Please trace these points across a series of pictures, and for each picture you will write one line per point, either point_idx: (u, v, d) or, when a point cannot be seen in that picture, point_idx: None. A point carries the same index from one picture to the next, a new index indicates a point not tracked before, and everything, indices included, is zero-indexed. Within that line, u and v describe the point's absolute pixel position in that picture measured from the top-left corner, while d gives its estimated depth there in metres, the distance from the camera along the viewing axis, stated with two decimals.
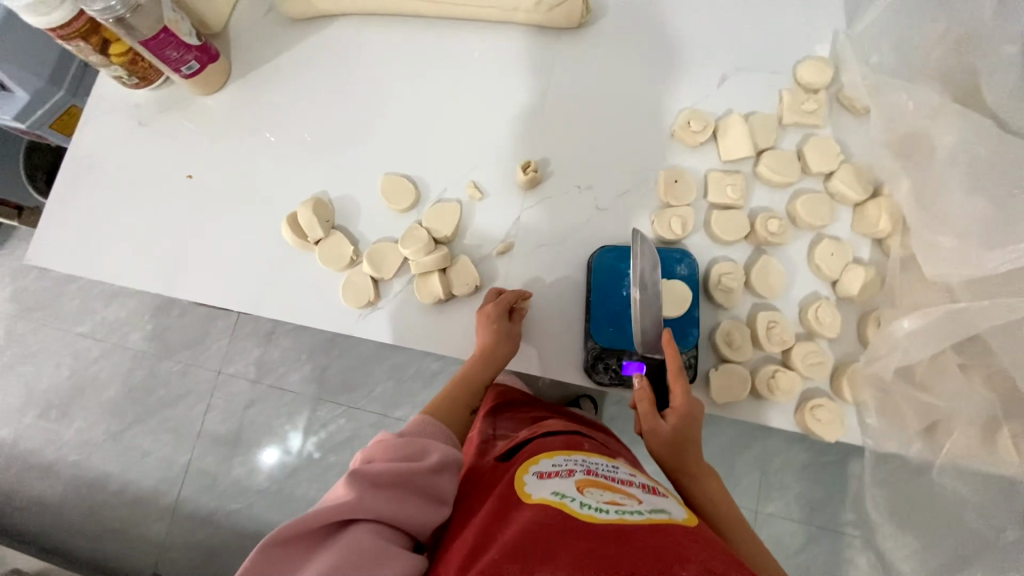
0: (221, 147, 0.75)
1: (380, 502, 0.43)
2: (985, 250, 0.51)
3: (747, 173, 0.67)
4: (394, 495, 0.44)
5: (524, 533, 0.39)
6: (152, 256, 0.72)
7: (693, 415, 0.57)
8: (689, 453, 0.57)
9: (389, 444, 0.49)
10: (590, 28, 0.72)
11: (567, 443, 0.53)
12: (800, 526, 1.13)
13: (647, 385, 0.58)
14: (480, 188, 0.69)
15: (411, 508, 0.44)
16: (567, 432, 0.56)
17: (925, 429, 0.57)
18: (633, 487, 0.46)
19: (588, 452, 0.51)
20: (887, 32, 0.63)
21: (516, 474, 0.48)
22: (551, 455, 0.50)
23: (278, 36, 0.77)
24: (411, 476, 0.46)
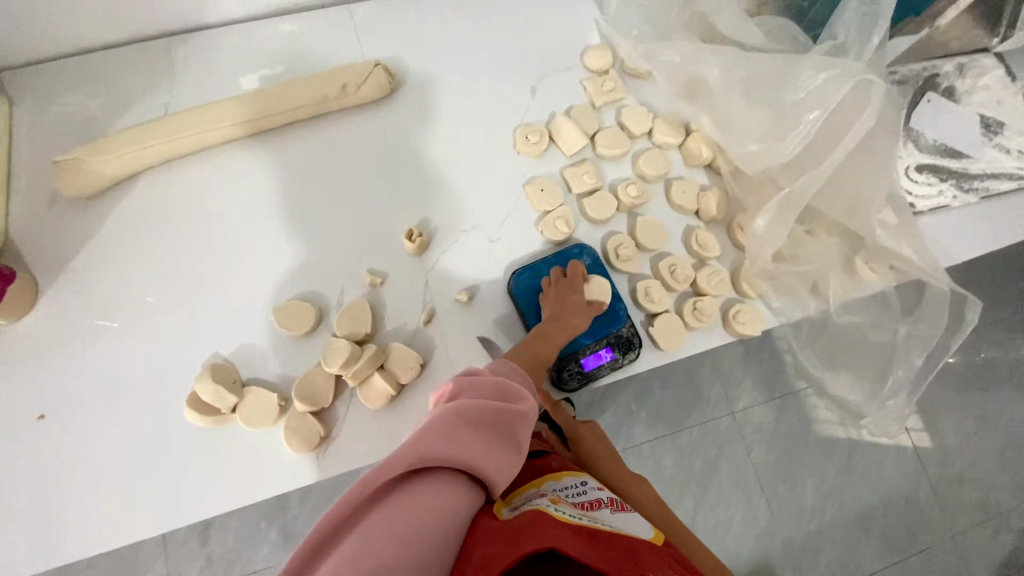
0: (63, 367, 0.63)
1: (468, 436, 0.41)
2: (781, 142, 0.66)
3: (591, 158, 0.75)
4: (472, 439, 0.41)
5: (515, 521, 0.40)
6: (27, 530, 0.58)
7: (590, 435, 0.66)
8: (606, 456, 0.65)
9: (479, 382, 0.48)
10: (403, 90, 0.76)
11: (539, 465, 0.55)
12: (768, 404, 1.29)
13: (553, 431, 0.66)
14: (377, 274, 0.68)
15: (497, 454, 0.42)
16: (535, 452, 0.58)
17: (811, 289, 0.70)
18: (601, 506, 0.48)
19: (558, 472, 0.53)
20: (633, 10, 0.76)
21: (496, 490, 0.49)
22: (525, 483, 0.51)
23: (79, 220, 0.68)
24: (505, 414, 0.45)
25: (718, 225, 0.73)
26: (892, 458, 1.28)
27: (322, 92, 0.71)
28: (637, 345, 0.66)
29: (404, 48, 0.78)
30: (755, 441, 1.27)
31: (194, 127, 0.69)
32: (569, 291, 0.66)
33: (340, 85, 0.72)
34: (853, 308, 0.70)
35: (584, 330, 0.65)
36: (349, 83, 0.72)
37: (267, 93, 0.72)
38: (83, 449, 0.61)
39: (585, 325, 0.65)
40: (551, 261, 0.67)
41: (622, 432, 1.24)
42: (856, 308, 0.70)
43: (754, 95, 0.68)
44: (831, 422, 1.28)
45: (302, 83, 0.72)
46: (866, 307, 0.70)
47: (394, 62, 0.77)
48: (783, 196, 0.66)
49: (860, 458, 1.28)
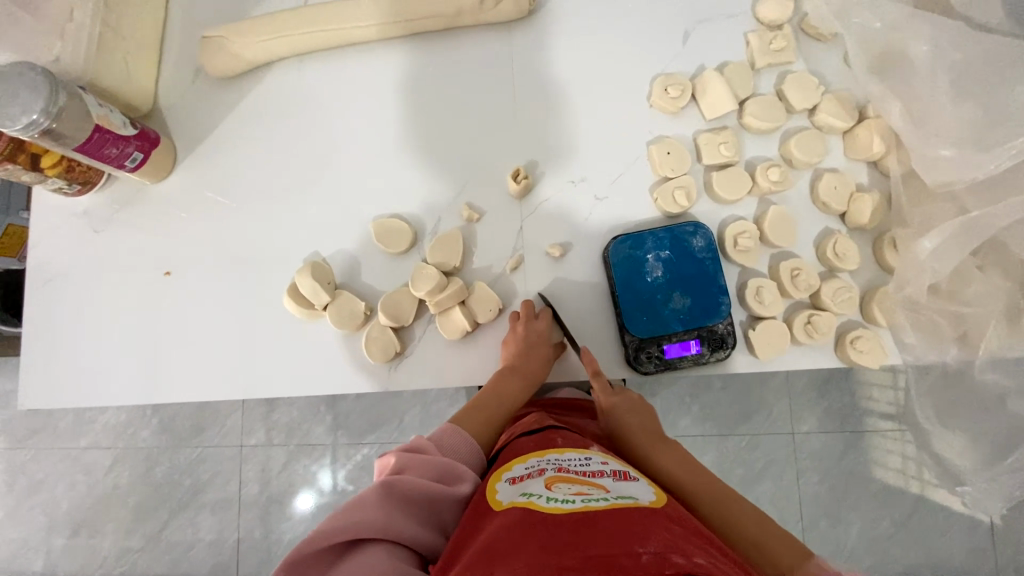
0: (188, 233, 0.70)
1: (392, 520, 0.42)
2: (983, 153, 0.53)
3: (734, 126, 0.66)
4: (408, 518, 0.43)
5: (496, 538, 0.38)
6: (148, 365, 0.67)
7: (623, 408, 0.60)
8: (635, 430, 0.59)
9: (424, 462, 0.48)
10: (541, 14, 0.69)
11: (540, 441, 0.53)
12: (838, 435, 1.19)
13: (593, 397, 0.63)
14: (475, 208, 0.66)
15: (429, 533, 0.44)
16: (541, 428, 0.56)
17: (960, 335, 0.59)
18: (604, 476, 0.46)
19: (561, 448, 0.51)
20: None
21: (489, 482, 0.47)
22: (524, 458, 0.50)
23: (215, 97, 0.71)
24: (439, 500, 0.46)
25: (863, 235, 0.63)
26: (964, 530, 1.15)
27: (458, 3, 0.67)
28: (730, 344, 0.61)
29: None
30: (809, 468, 1.18)
31: (329, 22, 0.68)
32: (671, 271, 0.61)
33: None
34: (1003, 368, 0.59)
35: (678, 316, 0.60)
36: None
37: None
38: (196, 310, 0.68)
39: (681, 311, 0.60)
40: (660, 234, 0.62)
41: (668, 420, 1.21)
42: (1008, 368, 0.59)
43: (969, 86, 0.54)
44: (905, 473, 1.16)
45: None
46: (1021, 370, 0.59)
47: None
48: (964, 219, 0.55)
49: (925, 519, 1.16)
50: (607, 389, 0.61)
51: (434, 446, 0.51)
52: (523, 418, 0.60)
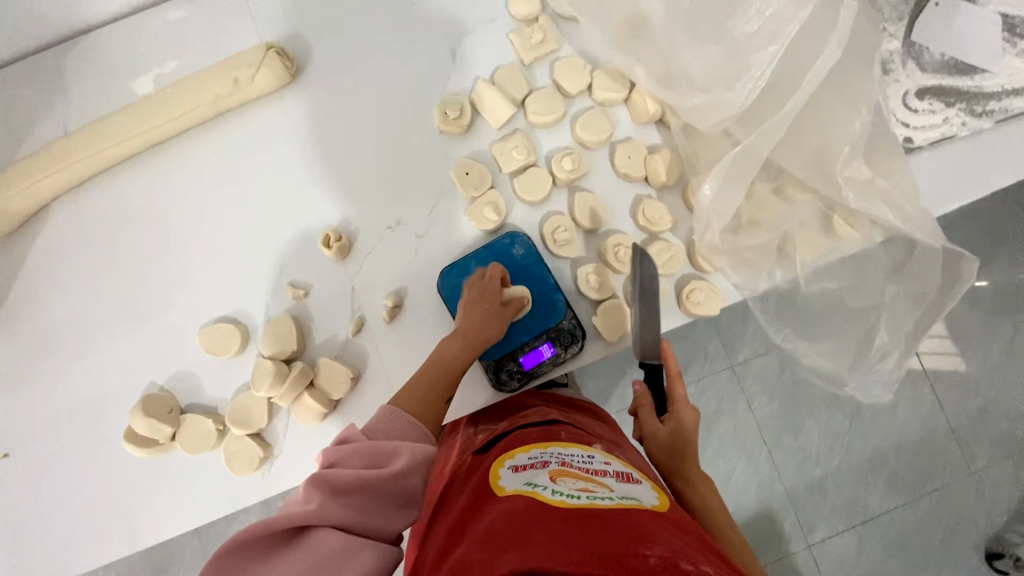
0: (17, 407, 0.65)
1: (328, 510, 0.43)
2: (731, 91, 0.55)
3: (523, 127, 0.66)
4: (344, 505, 0.43)
5: (503, 520, 0.43)
6: (13, 557, 0.62)
7: (693, 427, 0.61)
8: (685, 456, 0.60)
9: (355, 449, 0.47)
10: (308, 73, 0.68)
11: (545, 434, 0.58)
12: (768, 354, 1.23)
13: (646, 389, 0.62)
14: (299, 285, 0.64)
15: (372, 514, 0.44)
16: (545, 422, 0.61)
17: (781, 255, 0.62)
18: (607, 476, 0.50)
19: (564, 442, 0.56)
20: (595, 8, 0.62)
21: (494, 469, 0.53)
22: (528, 449, 0.55)
23: (3, 257, 0.67)
24: (375, 484, 0.45)
25: (671, 190, 0.64)
26: (904, 399, 1.22)
27: (213, 91, 0.65)
28: (580, 336, 0.61)
29: (306, 20, 0.69)
30: (756, 394, 1.22)
31: (89, 147, 0.65)
32: None
33: (232, 79, 0.64)
34: (827, 271, 0.62)
35: (522, 326, 0.61)
36: (241, 74, 0.65)
37: (157, 96, 0.65)
38: (50, 482, 0.63)
39: (522, 321, 0.61)
40: (480, 254, 0.63)
41: None
42: (832, 270, 0.62)
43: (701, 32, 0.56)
44: None
45: (192, 82, 0.65)
46: (842, 267, 0.62)
47: (295, 40, 0.69)
48: (736, 153, 0.55)
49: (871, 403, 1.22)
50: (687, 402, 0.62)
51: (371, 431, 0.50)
52: (525, 411, 0.66)
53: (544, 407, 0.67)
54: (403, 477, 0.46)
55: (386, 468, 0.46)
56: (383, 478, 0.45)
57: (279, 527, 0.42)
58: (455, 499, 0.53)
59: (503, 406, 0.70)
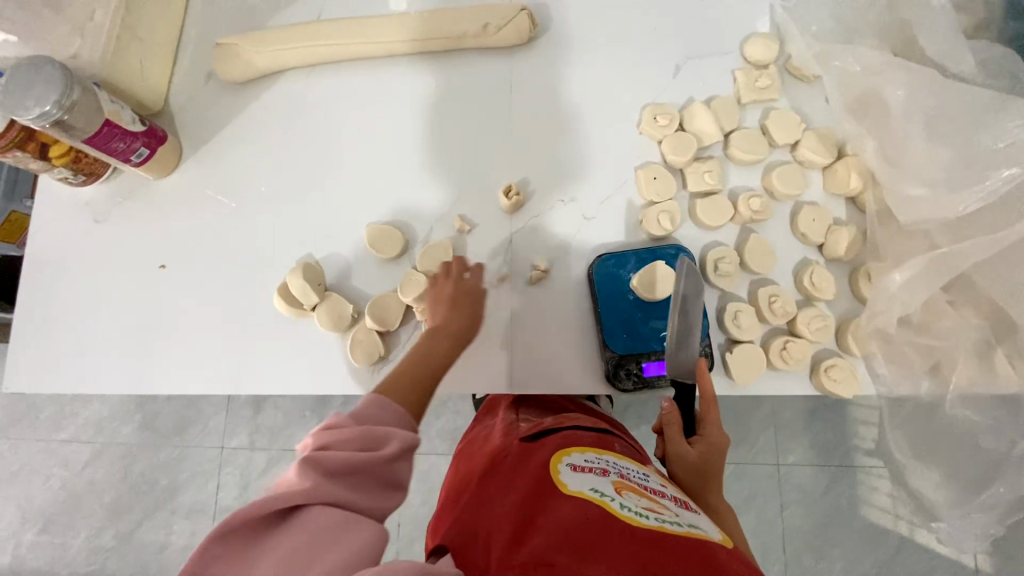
0: (178, 231, 0.71)
1: (324, 490, 0.38)
2: (954, 194, 0.56)
3: (719, 156, 0.69)
4: (335, 489, 0.39)
5: (577, 524, 0.41)
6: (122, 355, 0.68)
7: (720, 453, 0.58)
8: (712, 484, 0.57)
9: (347, 435, 0.42)
10: (541, 41, 0.73)
11: (599, 441, 0.55)
12: (817, 466, 1.16)
13: (675, 408, 0.57)
14: (466, 220, 0.69)
15: (368, 497, 0.40)
16: (597, 429, 0.58)
17: (931, 369, 0.60)
18: (665, 497, 0.48)
19: (618, 454, 0.53)
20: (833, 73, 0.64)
21: (551, 462, 0.49)
22: (583, 451, 0.52)
23: (224, 102, 0.74)
24: (367, 469, 0.41)
25: (840, 267, 0.65)
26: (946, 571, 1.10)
27: (461, 28, 0.71)
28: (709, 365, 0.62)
29: None
30: (792, 501, 1.15)
31: (340, 38, 0.72)
32: None
33: (481, 24, 0.70)
34: (971, 402, 0.60)
35: (657, 335, 0.63)
36: (491, 23, 0.70)
37: (408, 17, 0.72)
38: (174, 306, 0.69)
39: (661, 330, 0.63)
40: (643, 254, 0.65)
41: None
42: (977, 403, 0.60)
43: (939, 130, 0.57)
44: (887, 512, 1.12)
45: (447, 14, 0.71)
46: (989, 405, 0.60)
47: (540, 9, 0.74)
48: (934, 254, 0.57)
49: (908, 557, 1.11)
50: (715, 425, 0.58)
51: (351, 417, 0.44)
52: (571, 411, 0.62)
53: (588, 416, 0.64)
54: (386, 467, 0.42)
55: (378, 456, 0.41)
56: (370, 467, 0.41)
57: (316, 490, 0.38)
58: (503, 478, 0.50)
59: (548, 404, 0.68)
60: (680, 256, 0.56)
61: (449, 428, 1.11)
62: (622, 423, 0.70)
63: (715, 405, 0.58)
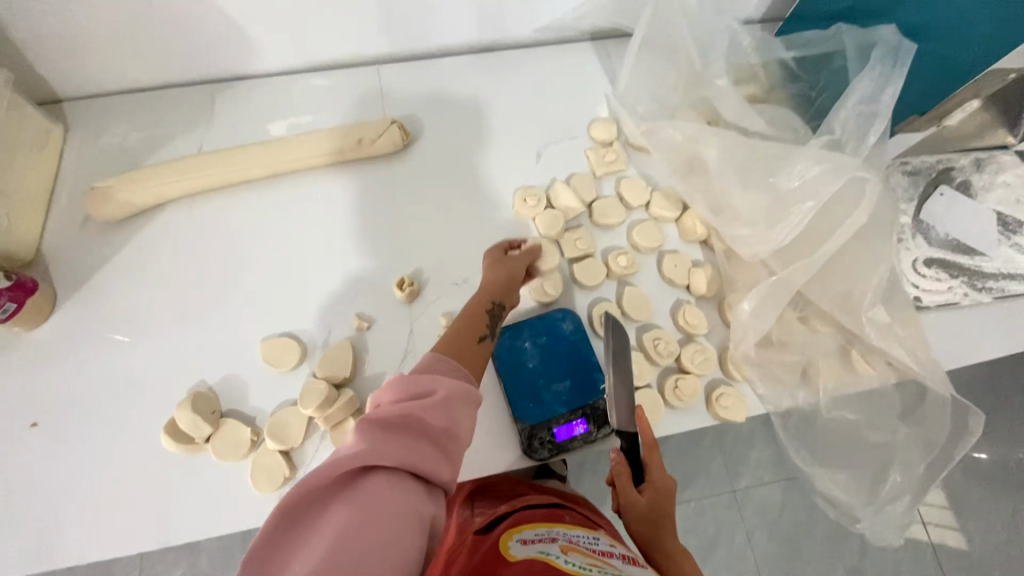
0: (55, 381, 0.67)
1: (384, 445, 0.41)
2: (774, 228, 0.66)
3: (586, 224, 0.77)
4: (399, 441, 0.42)
5: None
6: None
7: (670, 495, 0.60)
8: (665, 533, 0.58)
9: (396, 382, 0.46)
10: (415, 145, 0.81)
11: (548, 515, 0.56)
12: (770, 485, 1.19)
13: (622, 455, 0.60)
14: (365, 317, 0.70)
15: (428, 451, 0.43)
16: (546, 504, 0.59)
17: (803, 379, 0.67)
18: (614, 557, 0.48)
19: (569, 525, 0.54)
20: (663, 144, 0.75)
21: (502, 540, 0.49)
22: (534, 526, 0.52)
23: (104, 241, 0.74)
24: (423, 412, 0.44)
25: (709, 301, 0.73)
26: (908, 564, 1.13)
27: (338, 144, 0.77)
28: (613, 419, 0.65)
29: (423, 106, 0.83)
30: (755, 527, 1.16)
31: (219, 167, 0.75)
32: (545, 357, 0.67)
33: (356, 139, 0.77)
34: (846, 402, 0.67)
35: (561, 398, 0.65)
36: (364, 137, 0.77)
37: (285, 141, 0.78)
38: (52, 466, 0.63)
39: (562, 393, 0.65)
40: (534, 324, 0.69)
41: None
42: (851, 401, 0.67)
43: (750, 179, 0.69)
44: None
45: (324, 134, 0.78)
46: (860, 401, 0.67)
47: (411, 118, 0.83)
48: (772, 281, 0.65)
49: (872, 558, 1.13)
50: (661, 468, 0.61)
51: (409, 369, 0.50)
52: (526, 494, 0.62)
53: (544, 494, 0.64)
54: (446, 404, 0.46)
55: (431, 399, 0.45)
56: (429, 407, 0.45)
57: (377, 447, 0.40)
58: (456, 566, 0.48)
59: (503, 491, 0.68)
60: (608, 312, 0.63)
61: None
62: (579, 503, 0.70)
63: (654, 450, 0.61)
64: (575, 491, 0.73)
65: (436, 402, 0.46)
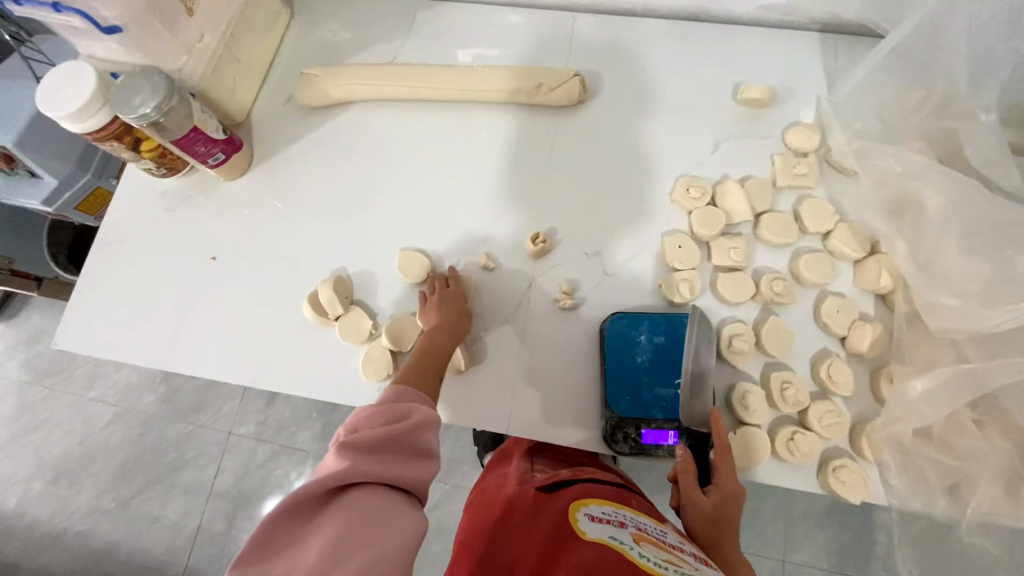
0: (235, 227, 0.78)
1: (354, 470, 0.44)
2: (988, 311, 0.54)
3: (747, 234, 0.69)
4: (371, 461, 0.46)
5: (594, 562, 0.41)
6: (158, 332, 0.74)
7: (737, 501, 0.59)
8: (727, 531, 0.59)
9: (370, 414, 0.51)
10: (589, 104, 0.78)
11: (617, 495, 0.56)
12: (829, 574, 1.06)
13: (688, 455, 0.60)
14: (493, 258, 0.72)
15: (400, 468, 0.47)
16: (613, 483, 0.58)
17: (950, 491, 0.57)
18: (684, 554, 0.48)
19: (636, 510, 0.54)
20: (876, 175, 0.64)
21: (570, 509, 0.50)
22: (601, 504, 0.52)
23: (296, 121, 0.83)
24: (396, 434, 0.49)
25: (861, 364, 0.63)
26: None
27: (517, 85, 0.76)
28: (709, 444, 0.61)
29: (610, 65, 0.79)
30: None
31: (405, 79, 0.79)
32: (657, 357, 0.64)
33: (535, 83, 0.76)
34: (995, 536, 0.56)
35: (660, 403, 0.62)
36: (544, 83, 0.76)
37: (468, 69, 0.79)
38: (218, 295, 0.75)
39: (664, 398, 0.62)
40: (657, 319, 0.65)
41: None
42: (1001, 538, 0.56)
43: (979, 243, 0.56)
44: None
45: (508, 69, 0.77)
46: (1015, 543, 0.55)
47: (593, 75, 0.79)
48: (960, 370, 0.55)
49: None
50: (732, 475, 0.59)
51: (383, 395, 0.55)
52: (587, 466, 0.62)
53: (604, 471, 0.64)
54: (415, 430, 0.50)
55: (407, 422, 0.50)
56: (398, 432, 0.49)
57: (365, 465, 0.45)
58: (518, 521, 0.50)
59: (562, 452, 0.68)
60: (693, 306, 0.62)
61: (448, 457, 1.11)
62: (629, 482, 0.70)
63: (728, 453, 0.59)
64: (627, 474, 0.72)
65: (412, 426, 0.50)
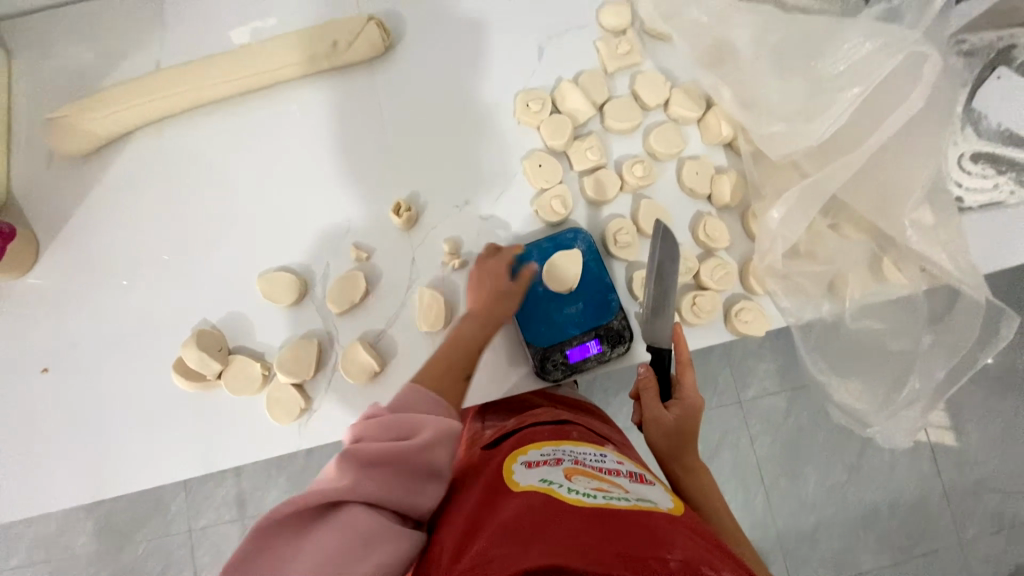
0: (59, 325, 0.65)
1: (358, 485, 0.38)
2: (811, 123, 0.58)
3: (598, 130, 0.69)
4: (374, 478, 0.39)
5: (516, 513, 0.39)
6: (3, 479, 0.62)
7: (695, 414, 0.61)
8: (688, 444, 0.60)
9: (379, 422, 0.42)
10: (399, 48, 0.71)
11: (557, 432, 0.55)
12: (777, 394, 1.21)
13: (652, 373, 0.59)
14: (363, 247, 0.66)
15: (400, 487, 0.40)
16: (556, 421, 0.58)
17: (827, 290, 0.64)
18: (620, 476, 0.47)
19: (577, 442, 0.53)
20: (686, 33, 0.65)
21: (505, 463, 0.49)
22: (540, 446, 0.52)
23: (75, 178, 0.68)
24: (405, 454, 0.40)
25: (731, 212, 0.67)
26: (905, 459, 1.18)
27: (311, 50, 0.67)
28: (628, 338, 0.63)
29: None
30: (760, 433, 1.20)
31: (180, 85, 0.67)
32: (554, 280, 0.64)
33: (330, 43, 0.67)
34: (872, 313, 0.64)
35: (573, 320, 0.63)
36: (340, 40, 0.68)
37: (249, 49, 0.68)
38: (75, 406, 0.63)
39: (575, 315, 0.63)
40: (544, 245, 0.64)
41: None
42: (877, 312, 0.64)
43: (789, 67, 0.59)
44: None
45: (297, 37, 0.68)
46: (888, 311, 0.64)
47: (390, 15, 0.71)
48: (805, 184, 0.59)
49: (871, 456, 1.18)
50: (691, 388, 0.61)
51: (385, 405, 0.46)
52: (535, 409, 0.62)
53: (552, 408, 0.64)
54: (424, 449, 0.41)
55: (413, 440, 0.41)
56: (406, 450, 0.41)
57: (358, 484, 0.38)
58: (462, 491, 0.49)
59: (512, 404, 0.67)
60: (657, 221, 0.57)
61: None
62: (591, 411, 0.70)
63: (689, 368, 0.61)
64: (589, 401, 0.74)
65: (421, 444, 0.41)
